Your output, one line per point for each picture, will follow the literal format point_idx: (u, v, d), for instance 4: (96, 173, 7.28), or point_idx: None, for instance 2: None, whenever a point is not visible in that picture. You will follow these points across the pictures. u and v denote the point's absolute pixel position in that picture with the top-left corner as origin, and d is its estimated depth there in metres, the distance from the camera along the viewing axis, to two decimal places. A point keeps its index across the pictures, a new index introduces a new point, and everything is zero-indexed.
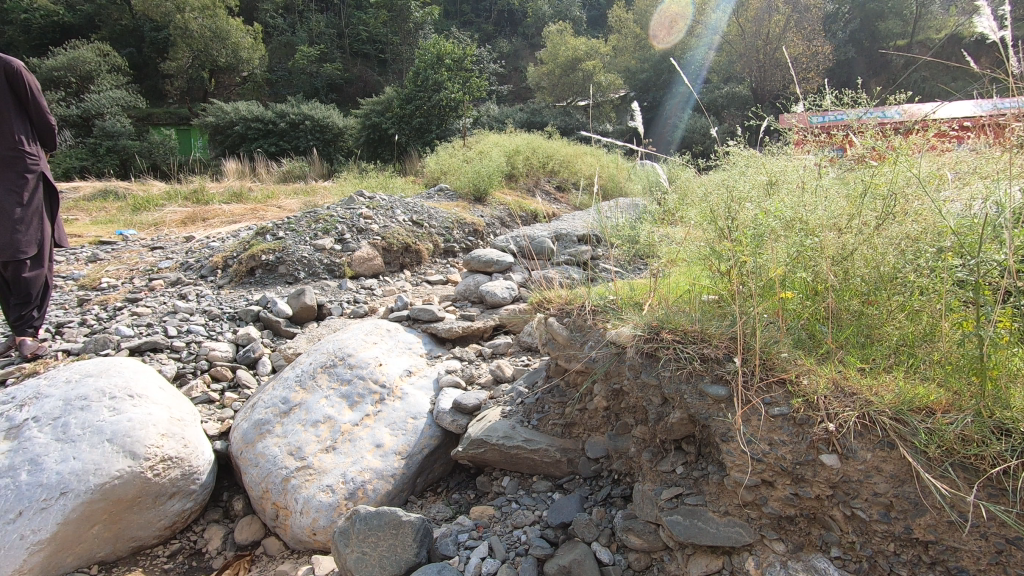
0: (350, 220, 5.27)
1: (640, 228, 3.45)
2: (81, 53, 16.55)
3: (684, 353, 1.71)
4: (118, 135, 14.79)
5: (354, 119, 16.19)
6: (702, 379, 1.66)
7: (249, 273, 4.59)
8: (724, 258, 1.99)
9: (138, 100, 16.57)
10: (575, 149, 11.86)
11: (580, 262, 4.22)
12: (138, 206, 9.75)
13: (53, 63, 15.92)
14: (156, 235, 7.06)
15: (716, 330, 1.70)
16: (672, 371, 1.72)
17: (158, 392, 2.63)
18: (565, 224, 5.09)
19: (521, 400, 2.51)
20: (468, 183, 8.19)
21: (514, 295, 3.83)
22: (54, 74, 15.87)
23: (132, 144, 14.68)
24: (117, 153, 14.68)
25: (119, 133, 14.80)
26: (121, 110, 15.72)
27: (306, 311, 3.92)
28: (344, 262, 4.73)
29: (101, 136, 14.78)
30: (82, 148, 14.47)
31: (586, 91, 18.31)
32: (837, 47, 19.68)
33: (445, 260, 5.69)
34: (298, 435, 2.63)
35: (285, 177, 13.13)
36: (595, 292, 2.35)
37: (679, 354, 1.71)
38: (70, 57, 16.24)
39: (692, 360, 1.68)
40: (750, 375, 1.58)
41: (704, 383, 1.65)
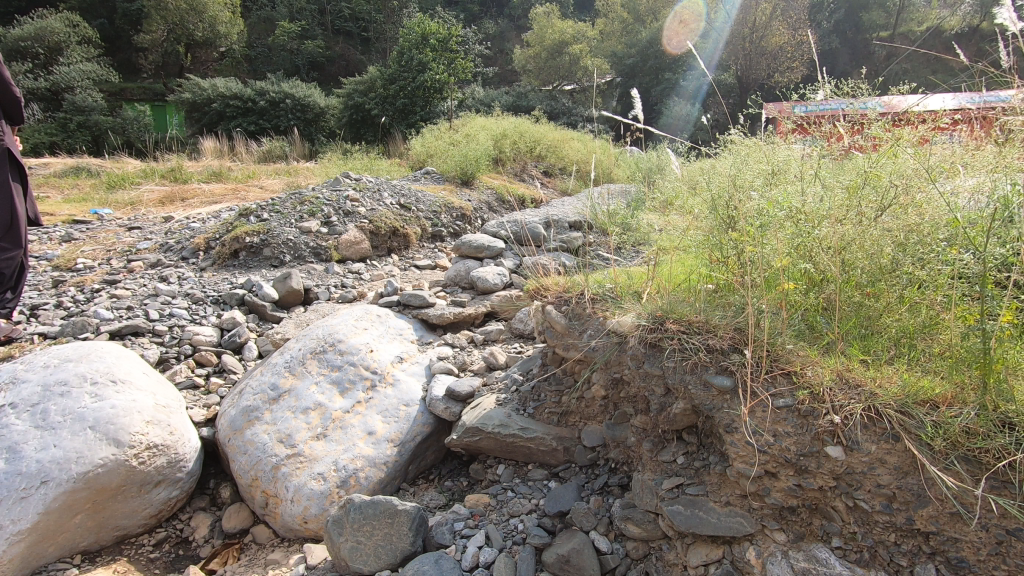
0: (336, 202, 5.17)
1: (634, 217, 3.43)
2: (50, 23, 15.85)
3: (689, 344, 1.70)
4: (90, 110, 14.28)
5: (337, 99, 15.85)
6: (707, 370, 1.66)
7: (233, 256, 4.47)
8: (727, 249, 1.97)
9: (111, 74, 15.99)
10: (562, 133, 11.80)
11: (572, 248, 4.20)
12: (112, 184, 9.46)
13: (20, 33, 15.23)
14: (134, 215, 6.87)
15: (721, 320, 1.69)
16: (676, 362, 1.71)
17: (141, 378, 2.55)
18: (553, 210, 5.05)
19: (517, 387, 2.49)
20: (455, 166, 8.10)
21: (506, 282, 3.80)
22: (21, 44, 15.18)
23: (104, 120, 14.19)
24: (89, 129, 14.18)
25: (91, 108, 14.30)
26: (92, 84, 15.18)
27: (292, 295, 3.84)
28: (331, 246, 4.64)
29: (71, 111, 14.26)
30: (51, 123, 13.94)
31: (573, 76, 18.15)
32: (822, 37, 19.81)
33: (432, 244, 5.64)
34: (287, 422, 2.57)
35: (265, 157, 12.82)
36: (594, 280, 2.32)
37: (684, 345, 1.70)
38: (38, 27, 15.54)
39: (697, 351, 1.68)
40: (755, 367, 1.58)
41: (708, 374, 1.64)
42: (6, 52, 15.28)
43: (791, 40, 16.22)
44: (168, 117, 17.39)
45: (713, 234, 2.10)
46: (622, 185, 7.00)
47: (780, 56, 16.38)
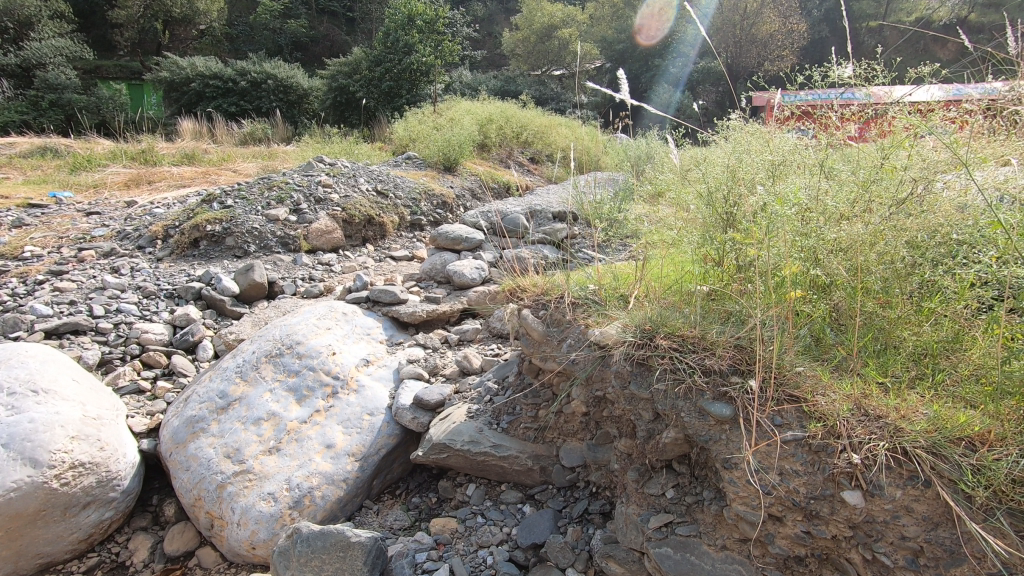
0: (307, 188, 4.86)
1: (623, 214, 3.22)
2: None
3: (682, 365, 1.48)
4: (63, 88, 13.70)
5: (320, 80, 15.35)
6: (702, 395, 1.44)
7: (193, 245, 4.16)
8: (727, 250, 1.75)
9: (84, 51, 15.35)
10: (551, 119, 11.51)
11: (556, 241, 3.97)
12: (78, 165, 9.01)
13: None
14: (96, 199, 6.49)
15: (719, 337, 1.48)
16: (667, 385, 1.49)
17: (70, 386, 2.27)
18: (534, 198, 4.80)
19: (490, 398, 2.27)
20: (437, 152, 7.77)
21: (484, 276, 3.56)
22: None
23: (78, 98, 13.62)
24: (62, 108, 13.59)
25: (64, 86, 13.72)
26: (65, 61, 14.56)
27: (255, 289, 3.59)
28: (300, 235, 4.36)
29: (43, 89, 13.66)
30: (21, 100, 13.35)
31: (562, 61, 17.75)
32: (811, 26, 19.68)
33: (411, 234, 5.38)
34: (236, 434, 2.32)
35: (246, 139, 12.38)
36: (575, 282, 2.09)
37: (676, 365, 1.49)
38: None
39: (692, 373, 1.46)
40: (761, 394, 1.36)
41: (704, 400, 1.42)
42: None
43: (781, 28, 16.07)
44: (145, 97, 16.77)
45: (710, 233, 1.88)
46: (609, 174, 6.78)
47: (770, 43, 16.25)
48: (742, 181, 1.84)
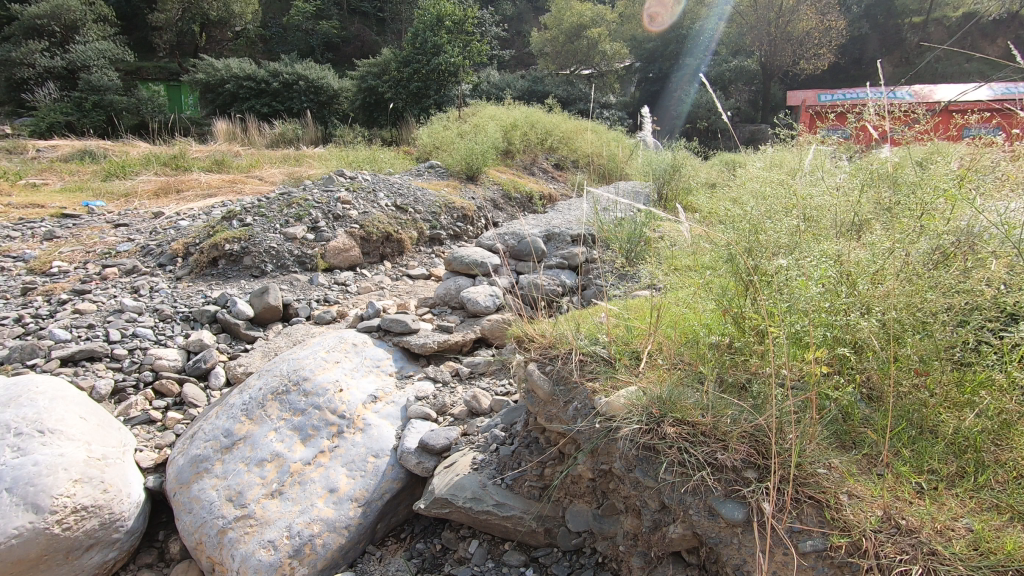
0: (326, 205, 4.85)
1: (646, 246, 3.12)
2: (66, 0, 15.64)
3: (690, 458, 1.44)
4: (105, 90, 14.10)
5: (350, 81, 15.46)
6: (712, 492, 1.41)
7: (211, 264, 4.17)
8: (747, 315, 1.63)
9: (126, 54, 15.80)
10: (577, 123, 11.34)
11: (574, 265, 3.86)
12: (113, 170, 9.23)
13: (36, 11, 15.09)
14: (127, 208, 6.62)
15: (731, 428, 1.42)
16: (675, 478, 1.45)
17: (77, 424, 2.27)
18: (554, 219, 4.74)
19: (496, 447, 2.18)
20: (460, 159, 7.65)
21: (499, 303, 3.47)
22: (37, 22, 15.05)
23: (119, 100, 14.01)
24: (104, 109, 13.99)
25: (106, 88, 14.12)
26: (107, 63, 14.99)
27: (269, 312, 3.59)
28: (317, 254, 4.35)
29: (87, 90, 14.08)
30: (66, 102, 13.81)
31: (591, 60, 17.46)
32: (850, 23, 19.02)
33: (430, 249, 5.33)
34: (239, 476, 2.29)
35: (277, 140, 12.58)
36: (584, 334, 1.98)
37: (684, 458, 1.44)
38: (54, 5, 15.37)
39: (701, 468, 1.42)
40: (779, 498, 1.33)
41: (714, 498, 1.39)
42: (22, 30, 15.20)
43: (818, 25, 15.61)
44: (183, 98, 17.21)
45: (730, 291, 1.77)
46: (634, 186, 6.63)
47: (807, 41, 15.84)
48: (764, 235, 1.71)
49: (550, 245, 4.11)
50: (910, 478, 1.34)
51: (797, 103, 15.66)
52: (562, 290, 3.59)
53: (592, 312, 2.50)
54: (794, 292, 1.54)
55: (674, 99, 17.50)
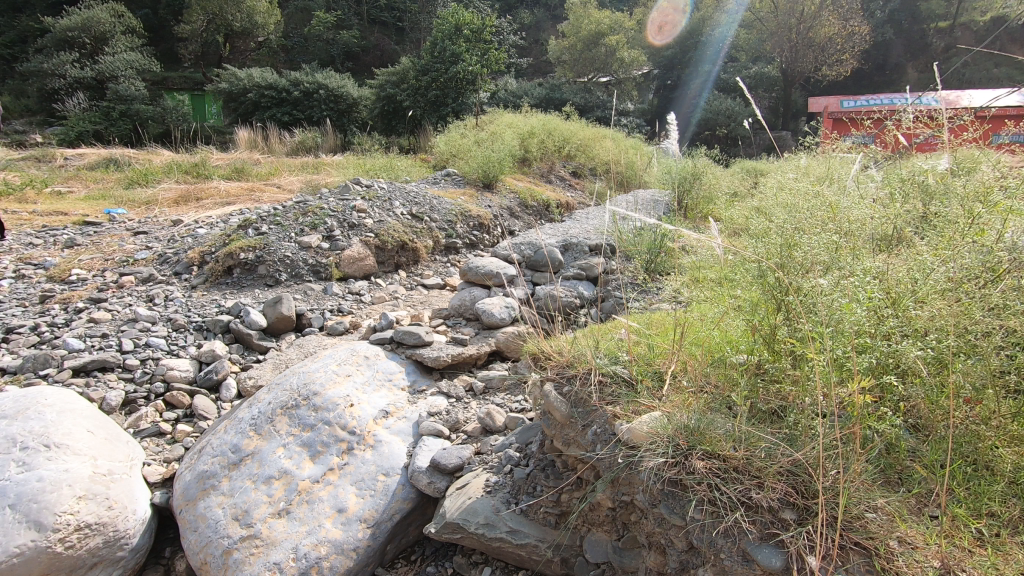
0: (342, 213, 4.83)
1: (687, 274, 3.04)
2: (96, 13, 16.03)
3: (722, 496, 1.35)
4: (132, 99, 14.40)
5: (369, 89, 15.57)
6: (747, 534, 1.31)
7: (226, 273, 4.15)
8: (782, 338, 1.52)
9: (153, 65, 16.14)
10: (595, 131, 11.25)
11: (593, 276, 3.75)
12: (136, 178, 9.37)
13: (67, 24, 15.50)
14: (147, 216, 6.69)
15: (767, 465, 1.34)
16: (705, 517, 1.36)
17: (84, 438, 2.23)
18: (572, 228, 4.66)
19: (510, 468, 2.08)
20: (477, 167, 7.59)
21: (515, 316, 3.38)
22: (68, 35, 15.46)
23: (145, 109, 14.30)
24: (131, 118, 14.29)
25: (133, 97, 14.42)
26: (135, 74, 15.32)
27: (282, 322, 3.56)
28: (332, 263, 4.32)
29: (114, 100, 14.40)
30: (95, 111, 14.14)
31: (608, 68, 17.35)
32: (874, 28, 18.70)
33: (445, 257, 5.27)
34: (246, 494, 2.23)
35: (297, 148, 12.70)
36: (604, 352, 1.88)
37: (715, 496, 1.36)
38: (85, 18, 15.76)
39: (733, 507, 1.33)
40: (822, 544, 1.23)
41: (749, 542, 1.30)
42: (55, 42, 15.63)
43: (841, 31, 15.38)
44: (207, 107, 17.52)
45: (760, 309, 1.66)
46: (652, 194, 6.52)
47: (829, 47, 15.66)
48: (799, 250, 1.60)
49: (568, 255, 4.01)
50: (968, 521, 1.22)
51: (819, 110, 15.45)
52: (579, 302, 3.50)
53: (611, 327, 2.40)
54: (834, 313, 1.41)
55: (686, 103, 17.66)
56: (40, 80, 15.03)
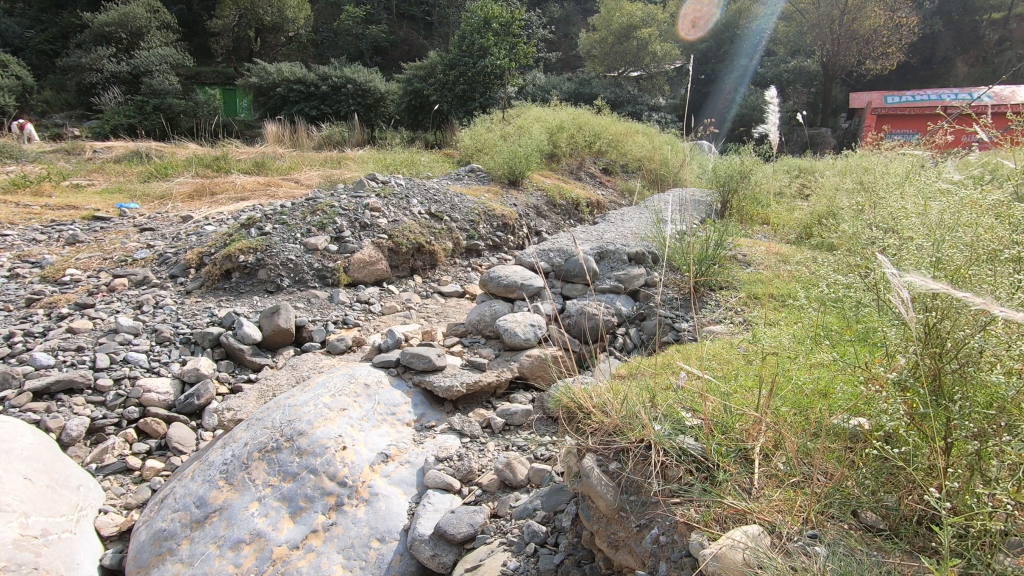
0: (353, 212, 4.41)
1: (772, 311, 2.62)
2: (132, 7, 15.97)
3: None
4: (165, 93, 14.33)
5: (397, 83, 15.20)
6: None
7: (224, 277, 3.77)
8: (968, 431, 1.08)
9: (186, 59, 16.09)
10: (628, 126, 10.68)
11: (633, 289, 3.25)
12: (156, 172, 9.14)
13: (105, 18, 15.53)
14: (158, 212, 6.41)
15: None
16: None
17: (16, 490, 1.92)
18: (608, 231, 4.18)
19: (533, 552, 1.65)
20: (502, 163, 7.11)
21: (541, 335, 2.92)
22: (105, 29, 15.50)
23: (177, 103, 14.19)
24: (163, 112, 14.20)
25: (167, 91, 14.34)
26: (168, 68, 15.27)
27: (279, 335, 3.20)
28: (340, 267, 3.92)
29: (148, 94, 14.33)
30: (129, 106, 14.10)
31: (640, 62, 16.64)
32: (922, 20, 17.68)
33: (466, 261, 4.85)
34: (209, 564, 1.83)
35: (324, 143, 12.42)
36: (667, 423, 1.44)
37: None
38: (121, 13, 15.75)
39: None
40: None
41: None
42: (93, 37, 15.68)
43: (887, 22, 14.56)
44: (238, 101, 17.46)
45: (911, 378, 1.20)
46: (691, 197, 6.03)
47: (874, 40, 14.94)
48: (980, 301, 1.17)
49: (606, 262, 3.46)
50: None
51: (862, 106, 14.71)
52: (616, 322, 3.04)
53: (668, 370, 1.94)
54: None
55: (721, 99, 16.85)
56: (78, 75, 15.12)
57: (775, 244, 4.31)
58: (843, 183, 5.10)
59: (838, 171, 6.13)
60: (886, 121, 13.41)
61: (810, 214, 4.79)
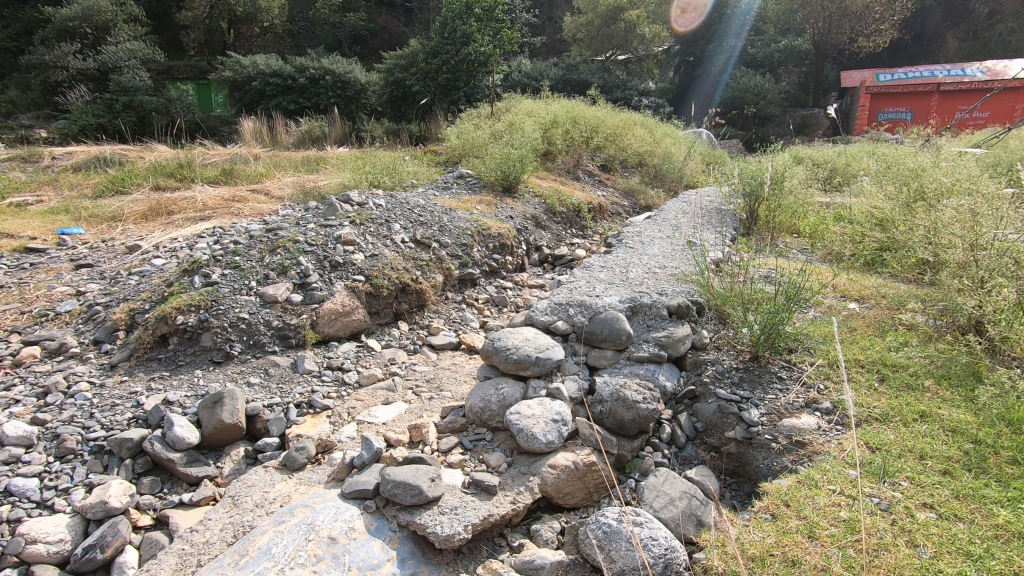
0: (322, 248, 3.65)
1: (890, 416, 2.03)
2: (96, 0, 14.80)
3: None
4: (135, 90, 13.21)
5: (377, 73, 14.24)
6: None
7: (159, 343, 3.02)
8: None
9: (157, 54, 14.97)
10: (625, 116, 9.90)
11: (679, 354, 2.55)
12: (115, 183, 8.21)
13: (67, 12, 14.34)
14: (106, 240, 5.56)
15: None
16: None
17: None
18: (634, 262, 3.48)
19: None
20: (494, 168, 6.31)
21: (567, 434, 2.22)
22: (68, 25, 14.31)
23: (148, 100, 13.08)
24: (134, 110, 13.08)
25: (137, 88, 13.23)
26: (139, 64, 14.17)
27: (224, 433, 2.49)
28: (305, 323, 3.18)
29: (117, 92, 13.21)
30: (97, 104, 12.96)
31: (628, 45, 15.53)
32: None
33: (460, 295, 4.14)
34: None
35: (303, 139, 11.50)
36: None
37: None
38: (85, 6, 14.55)
39: None
40: None
41: None
42: (56, 33, 14.51)
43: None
44: (212, 96, 16.42)
45: None
46: (712, 207, 5.40)
47: (866, 16, 14.67)
48: None
49: (644, 315, 2.73)
50: None
51: (853, 86, 14.19)
52: (662, 408, 2.37)
53: None
54: None
55: (711, 83, 16.21)
56: (43, 73, 13.99)
57: (825, 271, 3.65)
58: (893, 193, 4.41)
59: (872, 179, 5.54)
60: (878, 101, 13.02)
61: (856, 230, 4.12)
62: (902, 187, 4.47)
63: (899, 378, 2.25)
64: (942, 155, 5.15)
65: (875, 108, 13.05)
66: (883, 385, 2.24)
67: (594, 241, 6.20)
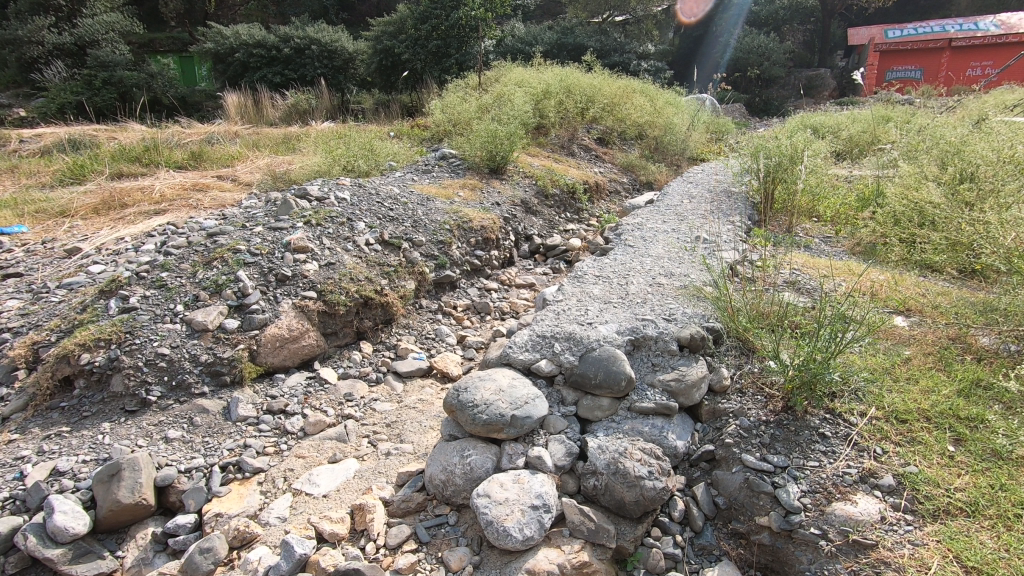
0: (267, 259, 3.08)
1: (985, 510, 1.55)
2: None
3: None
4: (114, 65, 12.28)
5: (365, 41, 13.37)
6: None
7: (64, 388, 2.51)
8: None
9: (135, 26, 13.94)
10: (623, 83, 9.14)
11: (692, 402, 2.02)
12: (77, 169, 7.52)
13: None
14: (51, 241, 4.97)
15: None
16: None
17: None
18: (635, 270, 2.93)
19: None
20: (479, 147, 5.66)
21: (550, 523, 1.72)
22: None
23: (128, 75, 12.11)
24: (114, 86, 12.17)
25: (115, 63, 12.30)
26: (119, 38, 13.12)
27: (123, 514, 2.00)
28: (241, 356, 2.65)
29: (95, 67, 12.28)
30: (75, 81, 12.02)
31: (626, 5, 14.14)
32: None
33: (436, 301, 3.60)
34: None
35: (290, 113, 10.75)
36: None
37: None
38: None
39: None
40: None
41: None
42: (29, 7, 13.51)
43: None
44: (194, 70, 15.52)
45: None
46: (720, 189, 4.81)
47: None
48: None
49: (650, 349, 2.19)
50: None
51: (861, 43, 13.40)
52: (672, 479, 1.86)
53: None
54: None
55: (718, 42, 15.05)
56: (14, 49, 13.01)
57: (859, 269, 3.09)
58: (932, 168, 3.84)
59: (902, 152, 4.96)
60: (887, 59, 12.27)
61: (892, 214, 3.55)
62: (945, 161, 3.89)
63: (981, 442, 1.74)
64: (983, 126, 4.58)
65: (883, 67, 12.31)
66: (961, 450, 1.74)
67: (590, 225, 5.62)
